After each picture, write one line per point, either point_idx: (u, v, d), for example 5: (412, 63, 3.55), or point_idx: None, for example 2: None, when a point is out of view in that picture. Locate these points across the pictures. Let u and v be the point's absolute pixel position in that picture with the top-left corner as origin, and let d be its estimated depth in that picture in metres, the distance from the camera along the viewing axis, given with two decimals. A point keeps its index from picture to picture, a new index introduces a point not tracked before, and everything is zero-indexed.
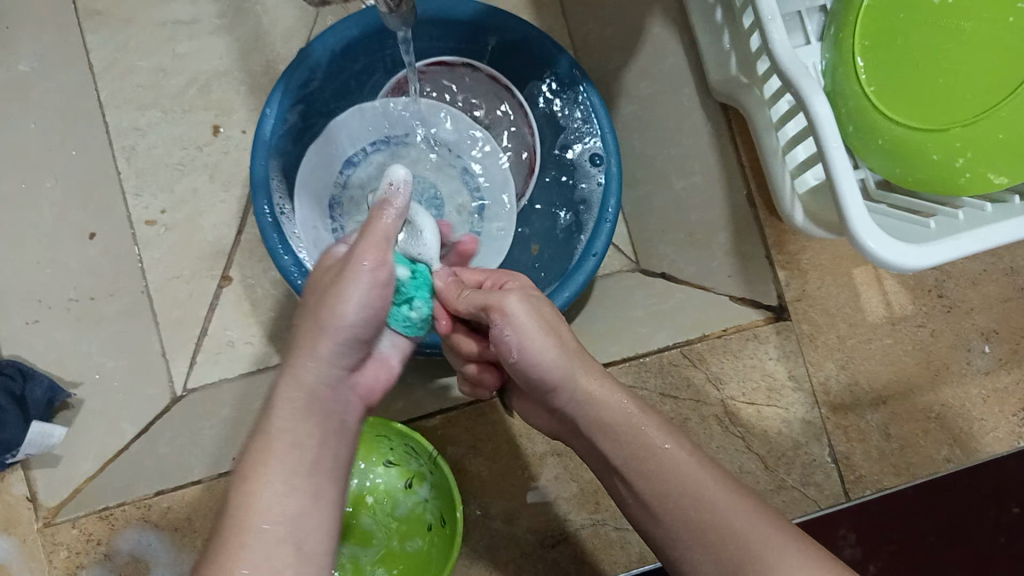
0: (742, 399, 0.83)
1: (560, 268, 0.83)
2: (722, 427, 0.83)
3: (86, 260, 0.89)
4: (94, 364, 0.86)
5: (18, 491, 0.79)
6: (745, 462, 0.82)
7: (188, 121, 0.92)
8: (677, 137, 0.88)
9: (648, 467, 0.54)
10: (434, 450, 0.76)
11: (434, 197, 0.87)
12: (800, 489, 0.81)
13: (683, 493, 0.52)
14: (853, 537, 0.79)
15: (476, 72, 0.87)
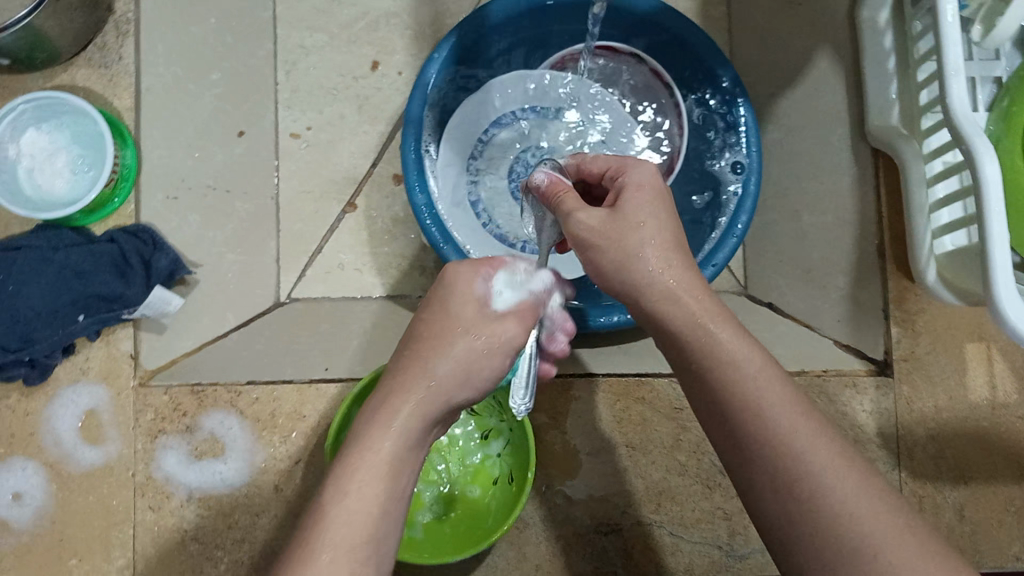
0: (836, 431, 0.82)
1: None
2: None
3: (231, 155, 0.91)
4: (214, 252, 0.89)
5: (123, 349, 0.81)
6: None
7: (351, 51, 0.96)
8: (818, 174, 0.89)
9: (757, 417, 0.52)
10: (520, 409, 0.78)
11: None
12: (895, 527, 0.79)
13: (769, 430, 0.52)
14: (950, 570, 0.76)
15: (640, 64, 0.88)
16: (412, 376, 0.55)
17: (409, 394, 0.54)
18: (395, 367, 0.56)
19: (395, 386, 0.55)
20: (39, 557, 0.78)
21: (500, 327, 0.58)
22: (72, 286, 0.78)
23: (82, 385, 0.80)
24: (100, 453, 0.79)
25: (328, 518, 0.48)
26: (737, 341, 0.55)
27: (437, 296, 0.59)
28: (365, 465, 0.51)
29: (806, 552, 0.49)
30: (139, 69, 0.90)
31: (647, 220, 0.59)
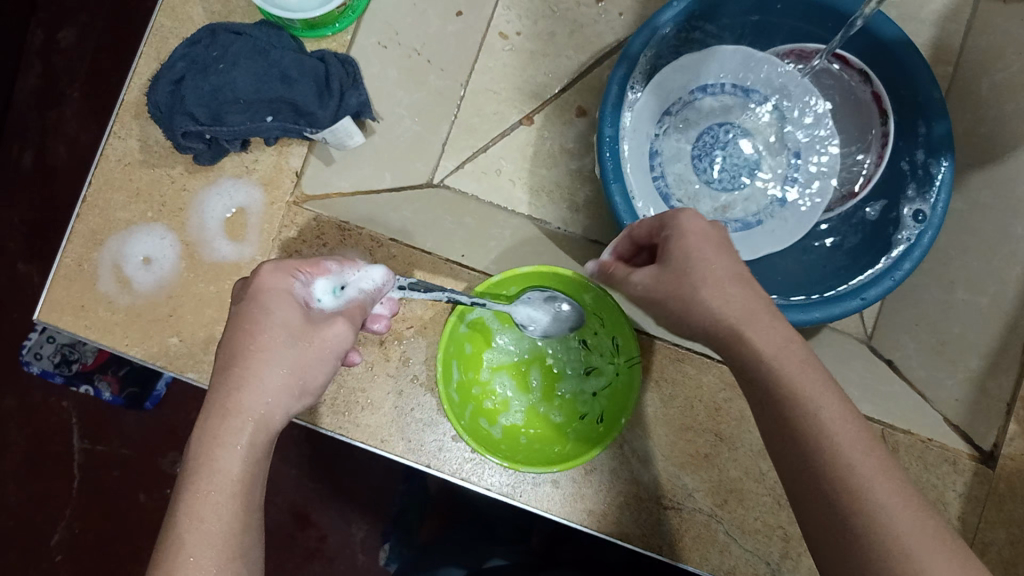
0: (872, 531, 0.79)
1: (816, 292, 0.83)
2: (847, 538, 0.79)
3: (444, 30, 0.93)
4: (396, 111, 0.89)
5: (289, 164, 0.83)
6: None
7: None
8: (991, 256, 0.87)
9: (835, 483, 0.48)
10: (636, 357, 0.78)
11: (752, 165, 0.90)
12: None
13: (849, 481, 0.48)
14: None
15: (863, 85, 0.86)
16: (224, 401, 0.55)
17: (251, 384, 0.55)
18: (224, 371, 0.56)
19: (234, 372, 0.55)
20: (146, 322, 0.80)
21: (328, 330, 0.59)
22: (273, 84, 0.79)
23: (242, 183, 0.82)
24: (234, 250, 0.81)
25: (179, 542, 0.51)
26: (830, 393, 0.51)
27: (251, 307, 0.58)
28: (214, 488, 0.53)
29: None
30: None
31: (695, 265, 0.57)
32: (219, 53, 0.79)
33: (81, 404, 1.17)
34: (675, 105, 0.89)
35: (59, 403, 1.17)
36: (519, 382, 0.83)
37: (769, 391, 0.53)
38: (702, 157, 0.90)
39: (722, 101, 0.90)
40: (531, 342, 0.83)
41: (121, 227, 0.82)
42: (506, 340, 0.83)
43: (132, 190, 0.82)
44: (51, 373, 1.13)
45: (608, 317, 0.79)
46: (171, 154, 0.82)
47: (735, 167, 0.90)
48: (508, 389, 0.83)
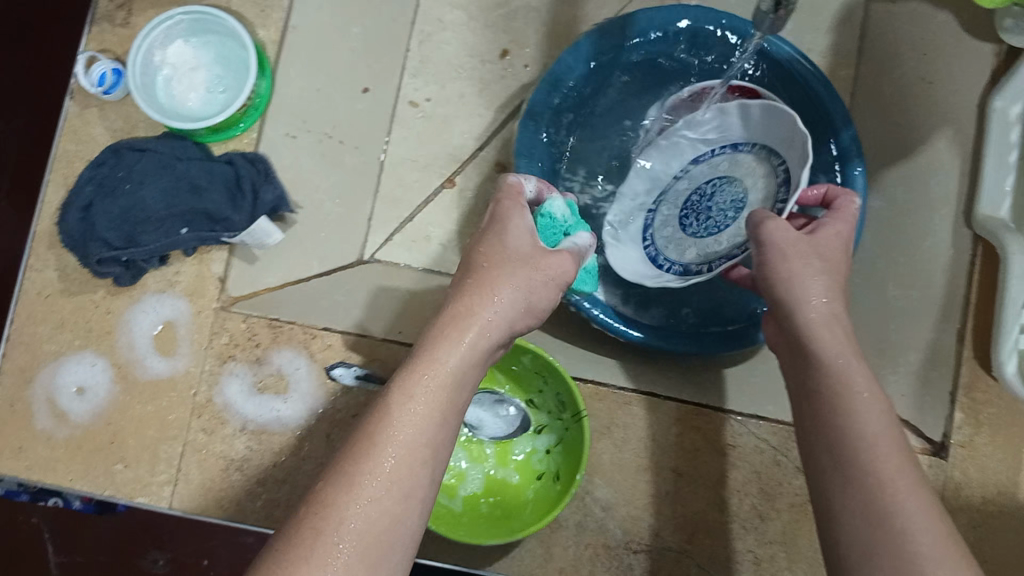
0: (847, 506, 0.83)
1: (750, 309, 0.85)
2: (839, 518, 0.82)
3: (354, 110, 0.92)
4: (316, 198, 0.89)
5: (213, 270, 0.83)
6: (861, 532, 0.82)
7: (486, 36, 0.97)
8: (916, 252, 0.88)
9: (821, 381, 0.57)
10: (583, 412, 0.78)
11: (740, 202, 0.79)
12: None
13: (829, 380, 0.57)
14: None
15: None
16: (382, 419, 0.50)
17: (448, 344, 0.54)
18: (420, 344, 0.54)
19: (432, 335, 0.55)
20: (90, 452, 0.80)
21: (495, 295, 0.56)
22: (183, 197, 0.79)
23: (166, 298, 0.82)
24: (169, 365, 0.81)
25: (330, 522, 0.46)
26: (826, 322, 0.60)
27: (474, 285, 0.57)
28: (395, 456, 0.49)
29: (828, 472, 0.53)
30: (290, 6, 0.92)
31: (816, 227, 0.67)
32: (124, 173, 0.80)
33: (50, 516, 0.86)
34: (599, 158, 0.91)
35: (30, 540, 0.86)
36: (473, 451, 0.83)
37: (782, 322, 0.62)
38: (690, 218, 0.83)
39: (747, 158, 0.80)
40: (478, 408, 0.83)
41: (51, 360, 0.81)
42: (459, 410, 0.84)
43: (58, 321, 0.82)
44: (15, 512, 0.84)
45: (551, 375, 0.79)
46: (91, 279, 0.82)
47: (722, 211, 0.80)
48: (465, 459, 0.83)
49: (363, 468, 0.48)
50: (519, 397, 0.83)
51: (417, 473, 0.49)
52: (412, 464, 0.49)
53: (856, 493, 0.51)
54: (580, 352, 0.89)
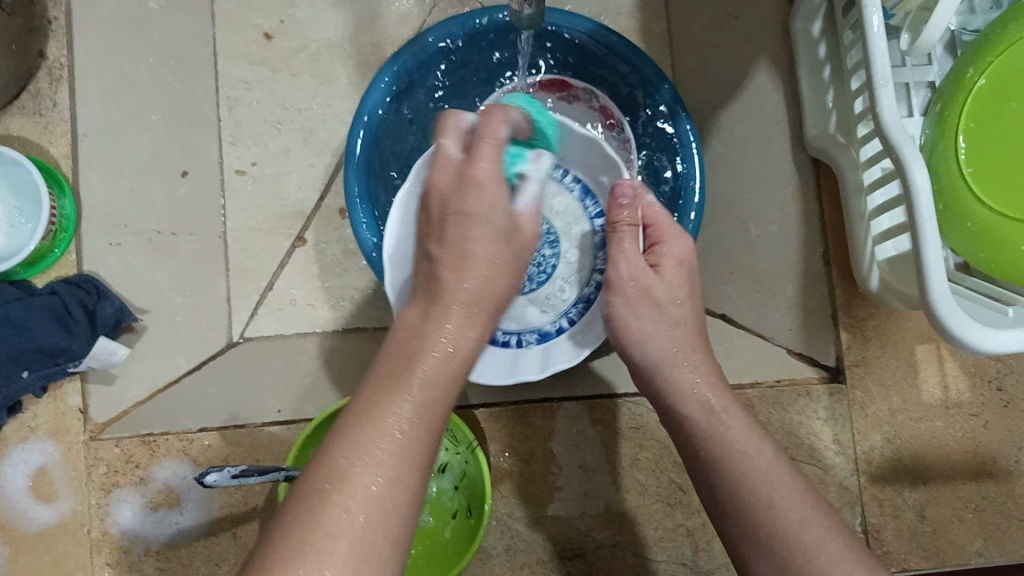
0: (796, 444, 0.83)
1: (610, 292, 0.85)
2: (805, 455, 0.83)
3: (174, 199, 0.89)
4: (163, 297, 0.86)
5: (71, 402, 0.81)
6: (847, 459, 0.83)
7: (293, 84, 0.93)
8: (764, 185, 0.89)
9: (716, 447, 0.64)
10: (474, 440, 0.76)
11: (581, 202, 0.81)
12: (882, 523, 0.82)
13: (720, 437, 0.64)
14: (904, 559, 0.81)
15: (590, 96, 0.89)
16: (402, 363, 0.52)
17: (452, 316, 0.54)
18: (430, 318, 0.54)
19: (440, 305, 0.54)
20: None
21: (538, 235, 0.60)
22: (11, 342, 0.77)
23: (33, 444, 0.79)
24: (52, 511, 0.78)
25: (338, 487, 0.45)
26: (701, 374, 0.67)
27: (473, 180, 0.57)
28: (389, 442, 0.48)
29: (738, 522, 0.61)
30: (74, 115, 0.88)
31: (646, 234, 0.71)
32: None
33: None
34: None
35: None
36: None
37: (659, 378, 0.68)
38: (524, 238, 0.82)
39: (559, 145, 0.80)
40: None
41: None
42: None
43: None
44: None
45: None
46: None
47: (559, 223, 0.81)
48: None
49: (349, 438, 0.48)
50: None
51: (421, 435, 0.49)
52: (417, 427, 0.49)
53: (766, 540, 0.59)
54: None
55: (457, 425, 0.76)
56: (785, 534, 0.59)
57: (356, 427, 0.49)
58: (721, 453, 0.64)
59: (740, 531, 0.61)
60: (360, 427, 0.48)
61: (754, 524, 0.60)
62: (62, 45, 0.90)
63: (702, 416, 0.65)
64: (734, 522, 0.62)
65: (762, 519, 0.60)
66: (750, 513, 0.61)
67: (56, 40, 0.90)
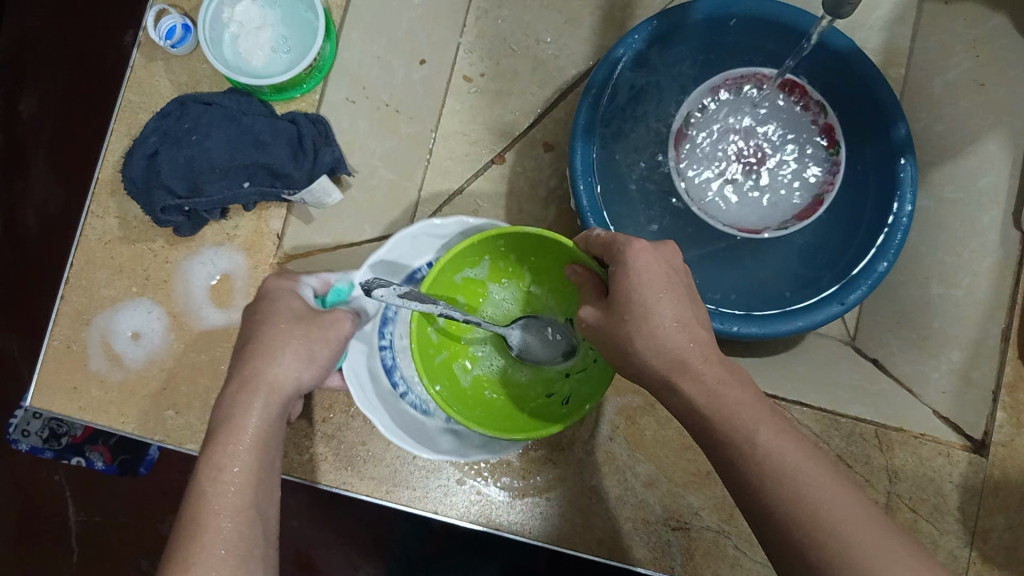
0: (906, 501, 0.83)
1: (764, 299, 0.88)
2: (910, 510, 0.83)
3: (409, 79, 0.94)
4: (373, 165, 0.91)
5: (271, 226, 0.83)
6: (958, 524, 0.83)
7: (540, 13, 0.99)
8: (959, 249, 0.90)
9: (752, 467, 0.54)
10: None
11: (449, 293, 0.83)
12: None
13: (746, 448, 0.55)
14: None
15: (818, 113, 0.91)
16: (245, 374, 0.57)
17: (267, 352, 0.58)
18: (244, 348, 0.59)
19: (252, 345, 0.58)
20: (138, 397, 0.80)
21: (331, 325, 0.62)
22: (248, 151, 0.80)
23: (224, 249, 0.83)
24: (223, 317, 0.81)
25: (210, 508, 0.52)
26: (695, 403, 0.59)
27: (264, 300, 0.62)
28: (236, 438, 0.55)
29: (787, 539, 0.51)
30: None
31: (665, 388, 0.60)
32: (191, 124, 0.80)
33: (70, 473, 1.17)
34: (637, 141, 0.93)
35: (52, 476, 1.18)
36: (498, 341, 0.78)
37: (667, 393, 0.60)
38: None
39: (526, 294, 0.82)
40: (520, 304, 0.80)
41: (106, 305, 0.82)
42: (496, 299, 0.81)
43: (116, 267, 0.82)
44: (41, 449, 1.06)
45: None
46: (152, 228, 0.83)
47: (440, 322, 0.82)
48: (486, 347, 0.79)
49: (228, 462, 0.54)
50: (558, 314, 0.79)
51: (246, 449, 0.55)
52: (233, 414, 0.56)
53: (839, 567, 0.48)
54: None
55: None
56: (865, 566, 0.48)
57: (223, 444, 0.55)
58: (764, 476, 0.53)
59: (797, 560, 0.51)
60: (227, 425, 0.56)
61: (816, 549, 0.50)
62: None
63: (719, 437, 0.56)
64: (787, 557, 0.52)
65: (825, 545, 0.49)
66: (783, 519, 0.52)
67: None
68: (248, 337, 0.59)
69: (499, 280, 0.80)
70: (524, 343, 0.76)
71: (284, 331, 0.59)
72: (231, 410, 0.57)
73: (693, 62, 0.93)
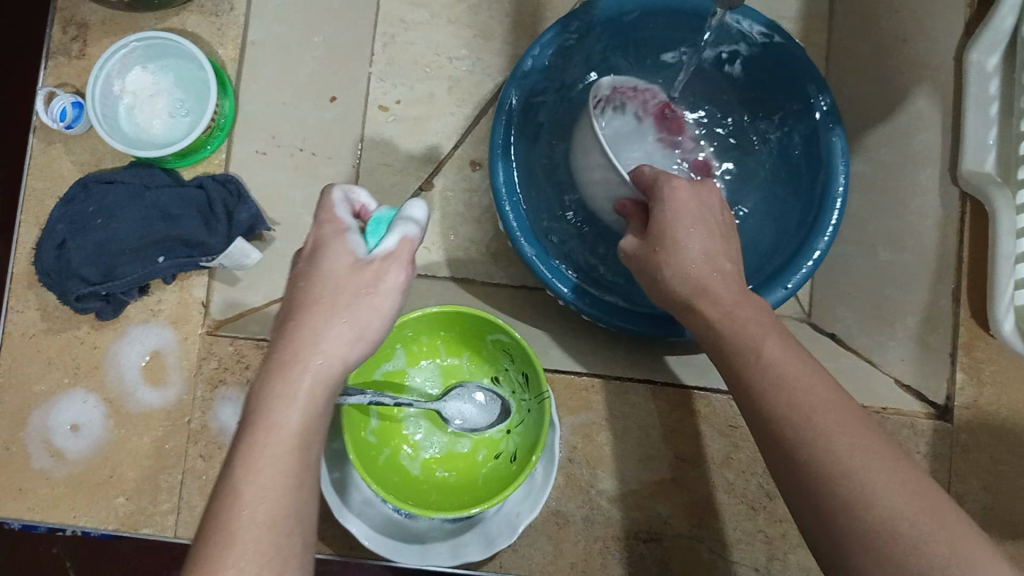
0: None
1: None
2: None
3: (322, 120, 0.91)
4: (291, 212, 0.87)
5: (195, 295, 0.82)
6: None
7: (448, 31, 0.96)
8: (904, 212, 0.87)
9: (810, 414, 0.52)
10: (545, 390, 0.76)
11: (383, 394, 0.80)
12: None
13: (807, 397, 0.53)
14: None
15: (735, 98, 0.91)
16: (279, 401, 0.47)
17: (308, 338, 0.48)
18: (283, 325, 0.50)
19: (290, 324, 0.49)
20: (86, 489, 0.78)
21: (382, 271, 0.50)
22: (157, 226, 0.79)
23: (151, 326, 0.82)
24: (160, 395, 0.81)
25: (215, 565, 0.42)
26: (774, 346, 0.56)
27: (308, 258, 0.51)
28: (249, 482, 0.44)
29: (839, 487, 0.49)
30: (246, 22, 0.89)
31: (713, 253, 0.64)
32: (95, 207, 0.79)
33: None
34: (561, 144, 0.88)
35: None
36: (433, 418, 0.80)
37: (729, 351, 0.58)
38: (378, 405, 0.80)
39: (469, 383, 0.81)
40: (443, 378, 0.82)
41: (41, 400, 0.80)
42: (419, 382, 0.82)
43: (44, 360, 0.81)
44: None
45: (517, 352, 0.77)
46: (74, 315, 0.81)
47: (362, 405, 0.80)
48: (421, 429, 0.80)
49: (251, 524, 0.44)
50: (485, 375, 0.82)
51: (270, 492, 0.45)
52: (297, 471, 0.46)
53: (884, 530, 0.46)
54: (588, 334, 0.90)
55: (534, 374, 0.76)
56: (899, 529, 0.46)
57: (228, 486, 0.45)
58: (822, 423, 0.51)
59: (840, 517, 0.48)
60: (241, 494, 0.44)
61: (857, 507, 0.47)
62: None
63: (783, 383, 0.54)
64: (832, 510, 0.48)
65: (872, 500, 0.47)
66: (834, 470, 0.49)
67: None
68: (287, 315, 0.50)
69: (418, 362, 0.82)
70: (460, 415, 0.79)
71: (379, 302, 0.50)
72: (249, 468, 0.45)
73: (606, 59, 0.90)
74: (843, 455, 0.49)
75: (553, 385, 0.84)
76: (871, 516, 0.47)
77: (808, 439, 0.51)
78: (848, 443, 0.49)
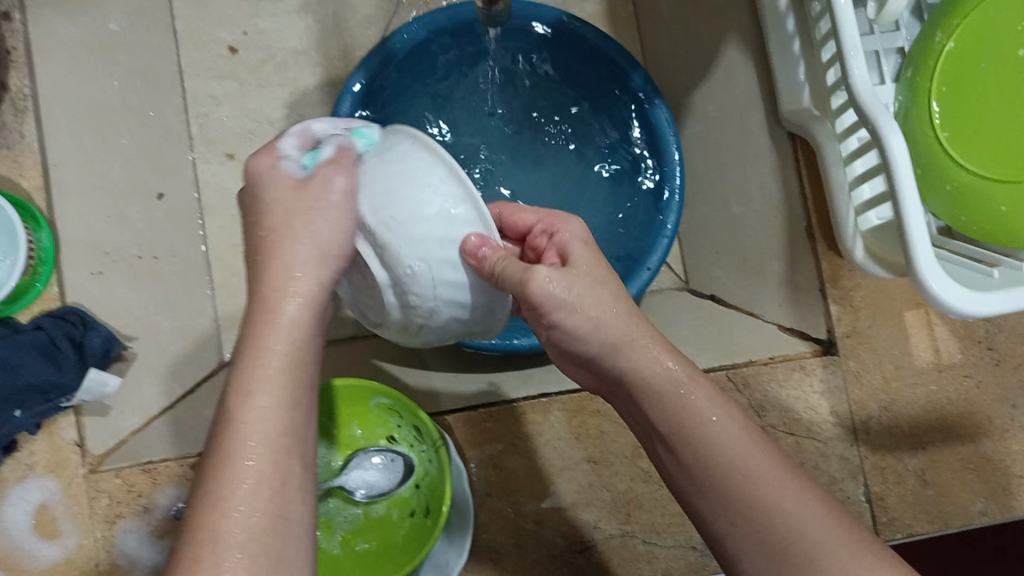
0: (782, 428, 0.83)
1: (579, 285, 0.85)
2: (789, 437, 0.83)
3: (152, 222, 0.88)
4: (150, 322, 0.86)
5: (67, 437, 0.80)
6: (836, 427, 0.83)
7: (261, 96, 0.92)
8: (742, 162, 0.89)
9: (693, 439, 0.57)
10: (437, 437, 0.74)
11: None
12: (876, 491, 0.82)
13: (692, 420, 0.57)
14: (908, 521, 0.81)
15: (546, 82, 0.91)
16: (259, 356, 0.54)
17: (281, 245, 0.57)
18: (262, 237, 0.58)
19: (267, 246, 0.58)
20: None
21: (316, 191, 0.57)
22: (6, 380, 0.79)
23: (32, 481, 0.79)
24: (58, 547, 0.78)
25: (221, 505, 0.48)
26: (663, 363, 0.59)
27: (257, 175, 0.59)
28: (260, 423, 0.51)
29: (727, 502, 0.55)
30: (44, 146, 0.87)
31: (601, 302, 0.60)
32: None
33: None
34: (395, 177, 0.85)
35: None
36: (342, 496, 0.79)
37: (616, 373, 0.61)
38: None
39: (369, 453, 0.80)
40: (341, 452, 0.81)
41: None
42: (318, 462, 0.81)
43: None
44: None
45: (399, 407, 0.76)
46: None
47: None
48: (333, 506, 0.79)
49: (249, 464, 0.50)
50: (380, 437, 0.81)
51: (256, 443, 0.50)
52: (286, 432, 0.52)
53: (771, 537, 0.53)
54: (479, 359, 0.89)
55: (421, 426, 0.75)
56: (784, 534, 0.52)
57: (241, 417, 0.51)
58: (703, 448, 0.57)
59: (744, 541, 0.54)
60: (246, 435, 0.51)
61: (750, 517, 0.54)
62: (24, 74, 0.88)
63: (671, 413, 0.58)
64: (730, 534, 0.55)
65: (755, 509, 0.54)
66: (725, 491, 0.55)
67: (18, 70, 0.88)
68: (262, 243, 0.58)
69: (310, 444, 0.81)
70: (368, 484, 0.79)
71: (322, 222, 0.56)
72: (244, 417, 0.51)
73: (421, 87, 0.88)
74: (736, 485, 0.55)
75: (452, 426, 0.83)
76: (764, 520, 0.53)
77: (699, 468, 0.57)
78: (735, 473, 0.55)
